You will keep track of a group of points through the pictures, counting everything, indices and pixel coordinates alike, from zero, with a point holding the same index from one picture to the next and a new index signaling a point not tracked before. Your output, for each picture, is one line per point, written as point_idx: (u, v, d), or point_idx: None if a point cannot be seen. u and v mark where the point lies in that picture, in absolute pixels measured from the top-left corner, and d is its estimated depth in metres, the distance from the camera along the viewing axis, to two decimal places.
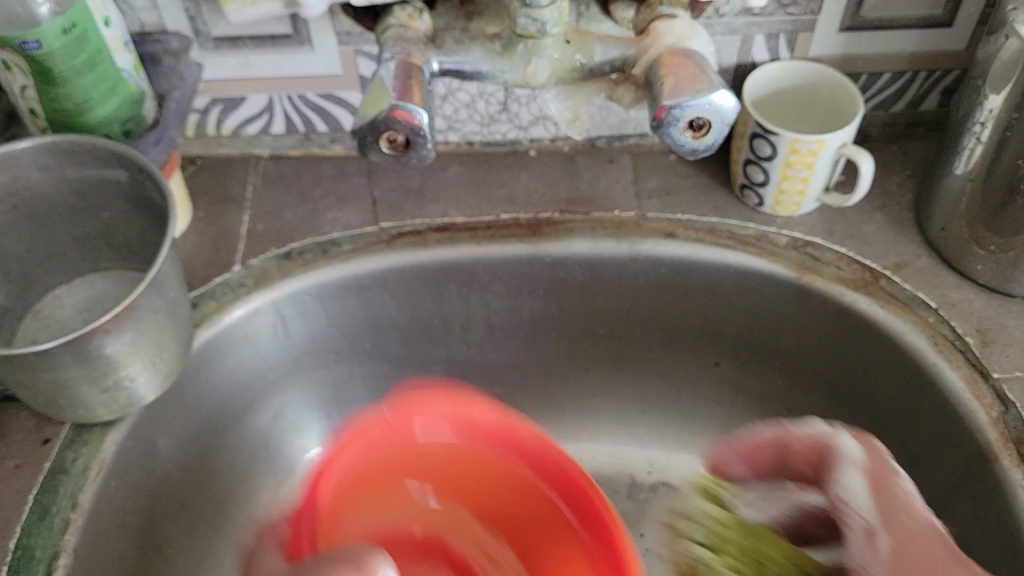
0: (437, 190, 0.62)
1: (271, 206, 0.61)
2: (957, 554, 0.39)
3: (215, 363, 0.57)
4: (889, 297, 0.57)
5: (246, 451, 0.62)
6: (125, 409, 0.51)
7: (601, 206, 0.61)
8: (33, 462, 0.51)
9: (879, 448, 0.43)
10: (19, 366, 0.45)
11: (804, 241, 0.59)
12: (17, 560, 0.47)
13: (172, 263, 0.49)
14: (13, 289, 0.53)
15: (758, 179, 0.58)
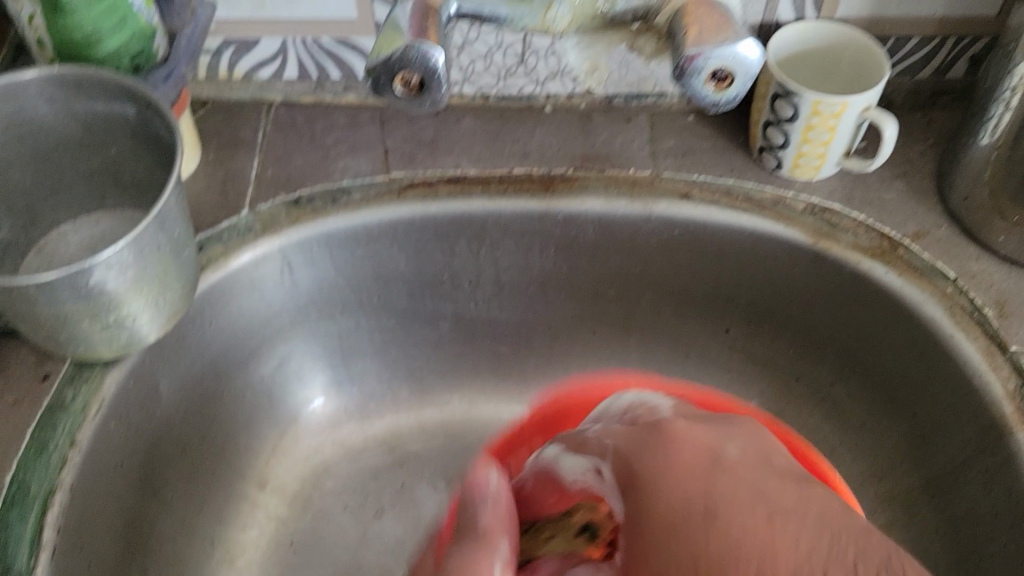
0: (450, 143, 0.61)
1: (282, 152, 0.60)
2: (655, 480, 0.40)
3: (219, 308, 0.57)
4: (907, 266, 0.55)
5: (247, 402, 0.61)
6: (126, 348, 0.51)
7: (617, 164, 0.60)
8: (32, 397, 0.50)
9: (592, 460, 0.48)
10: (17, 297, 0.44)
11: (821, 206, 0.58)
12: (11, 495, 0.47)
13: (178, 200, 0.48)
14: (16, 223, 0.52)
15: (777, 142, 0.57)
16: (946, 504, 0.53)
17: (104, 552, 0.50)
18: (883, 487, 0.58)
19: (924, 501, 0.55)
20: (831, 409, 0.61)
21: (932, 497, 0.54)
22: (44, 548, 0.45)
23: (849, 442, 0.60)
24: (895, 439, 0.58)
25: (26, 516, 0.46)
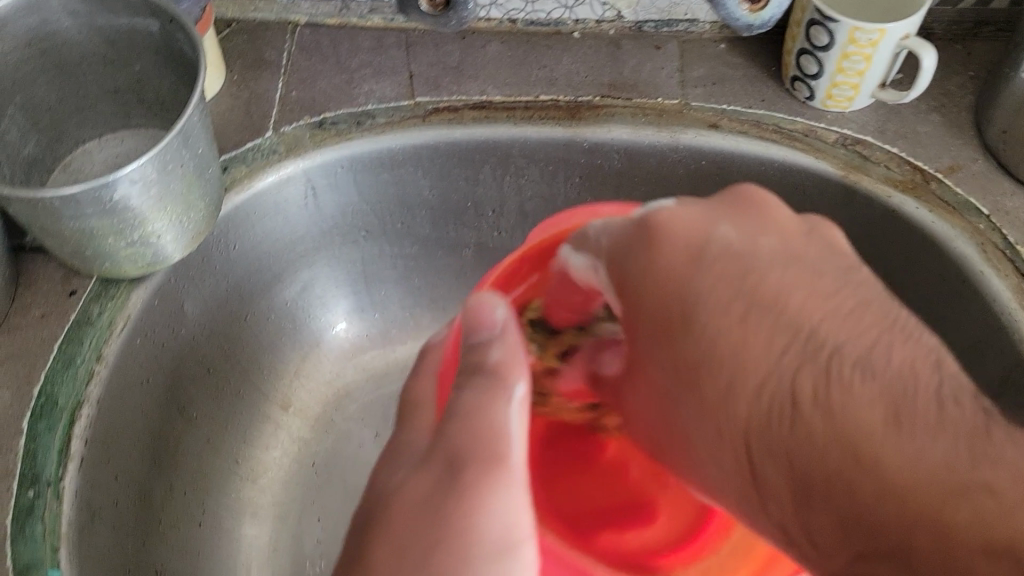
0: (476, 68, 0.60)
1: (306, 74, 0.60)
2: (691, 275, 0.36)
3: (243, 229, 0.57)
4: (939, 201, 0.54)
5: (270, 324, 0.62)
6: (151, 266, 0.51)
7: (645, 92, 0.59)
8: (59, 312, 0.51)
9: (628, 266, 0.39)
10: (43, 211, 0.44)
11: (853, 138, 0.57)
12: (39, 406, 0.47)
13: (201, 117, 0.48)
14: (42, 139, 0.52)
15: (811, 70, 0.56)
16: None
17: (130, 464, 0.51)
18: None
19: None
20: None
21: None
22: (72, 458, 0.46)
23: None
24: None
25: (54, 427, 0.47)
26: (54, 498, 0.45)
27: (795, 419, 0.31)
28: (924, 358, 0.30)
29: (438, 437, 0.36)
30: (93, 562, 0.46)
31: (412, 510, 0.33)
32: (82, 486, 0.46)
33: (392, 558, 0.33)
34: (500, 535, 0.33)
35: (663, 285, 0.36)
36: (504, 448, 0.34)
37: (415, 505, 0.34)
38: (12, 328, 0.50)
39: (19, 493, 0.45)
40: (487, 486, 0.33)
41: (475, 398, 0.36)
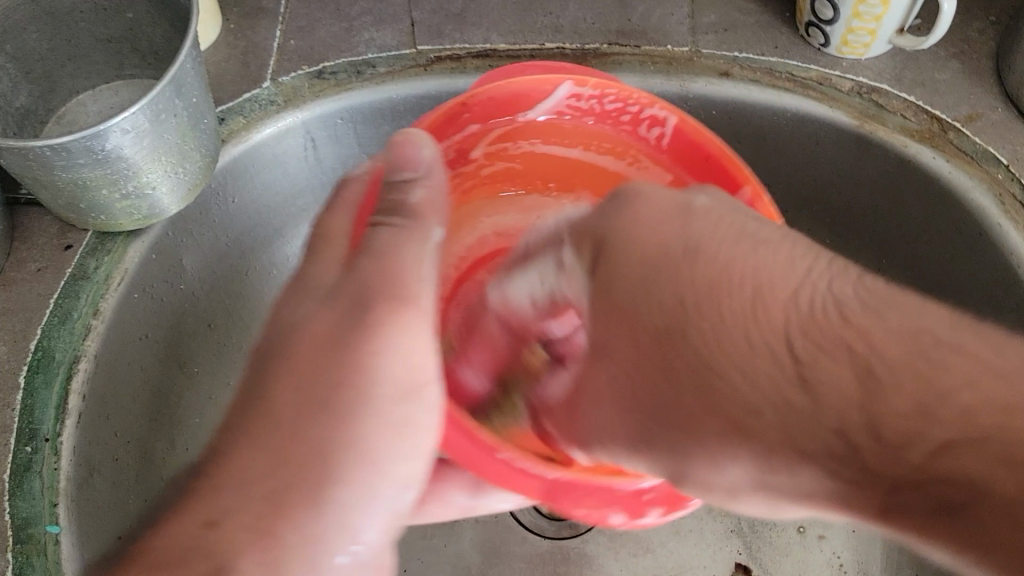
0: (480, 15, 0.58)
1: (304, 22, 0.58)
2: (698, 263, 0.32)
3: (242, 181, 0.56)
4: (958, 151, 0.53)
5: (274, 280, 0.61)
6: (147, 220, 0.50)
7: (654, 40, 0.57)
8: (55, 266, 0.50)
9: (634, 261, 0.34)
10: (34, 162, 0.43)
11: (869, 87, 0.55)
12: (37, 361, 0.47)
13: (195, 65, 0.47)
14: (35, 90, 0.51)
15: (826, 16, 0.53)
16: None
17: (130, 420, 0.50)
18: None
19: None
20: None
21: None
22: (70, 414, 0.46)
23: None
24: None
25: (52, 382, 0.46)
26: (52, 454, 0.44)
27: (684, 302, 0.31)
28: (938, 311, 0.26)
29: (349, 273, 0.37)
30: (93, 519, 0.45)
31: (314, 351, 0.34)
32: (81, 442, 0.46)
33: (298, 394, 0.34)
34: (395, 383, 0.35)
35: (651, 248, 0.33)
36: (409, 288, 0.36)
37: (318, 347, 0.35)
38: (7, 283, 0.49)
39: (17, 449, 0.44)
40: (387, 326, 0.35)
41: (387, 237, 0.37)
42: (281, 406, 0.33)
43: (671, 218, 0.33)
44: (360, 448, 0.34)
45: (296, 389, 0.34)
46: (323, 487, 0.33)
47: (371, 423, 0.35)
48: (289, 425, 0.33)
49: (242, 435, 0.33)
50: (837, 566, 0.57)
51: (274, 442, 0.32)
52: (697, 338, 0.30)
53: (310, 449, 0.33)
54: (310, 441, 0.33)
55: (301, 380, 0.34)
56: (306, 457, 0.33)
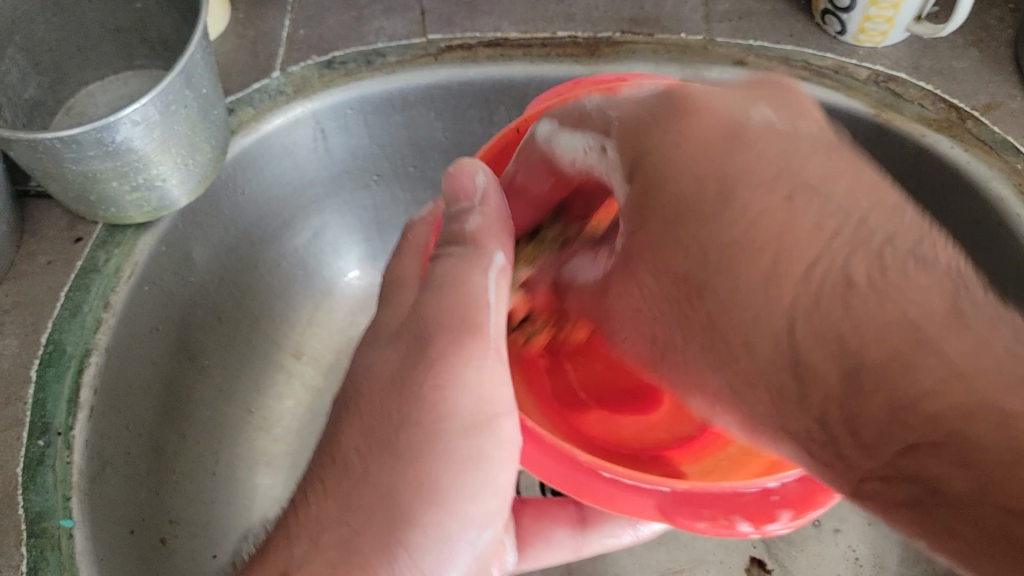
0: (491, 3, 0.58)
1: (314, 11, 0.57)
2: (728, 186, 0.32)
3: (252, 173, 0.55)
4: (975, 140, 0.52)
5: (282, 271, 0.61)
6: (157, 212, 0.50)
7: (667, 28, 0.56)
8: (65, 260, 0.49)
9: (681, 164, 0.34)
10: (44, 154, 0.42)
11: (885, 75, 0.54)
12: (48, 354, 0.47)
13: (205, 56, 0.46)
14: (44, 81, 0.51)
15: (843, 4, 0.53)
16: None
17: (143, 413, 0.50)
18: None
19: None
20: None
21: None
22: (82, 408, 0.45)
23: None
24: None
25: (64, 375, 0.46)
26: (65, 447, 0.44)
27: (850, 297, 0.28)
28: (928, 234, 0.30)
29: (413, 311, 0.38)
30: (106, 512, 0.45)
31: (381, 388, 0.36)
32: (93, 435, 0.46)
33: (364, 434, 0.35)
34: (464, 415, 0.35)
35: (707, 150, 0.33)
36: (478, 316, 0.37)
37: (384, 381, 0.36)
38: (17, 277, 0.49)
39: (30, 443, 0.44)
40: (453, 357, 0.35)
41: (447, 266, 0.39)
42: (349, 449, 0.35)
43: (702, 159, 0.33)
44: (432, 488, 0.34)
45: (357, 428, 0.35)
46: (399, 526, 0.33)
47: (442, 461, 0.34)
48: (389, 439, 0.34)
49: (361, 463, 0.34)
50: (853, 560, 0.57)
51: (370, 447, 0.34)
52: (844, 336, 0.28)
53: (376, 492, 0.33)
54: (375, 491, 0.33)
55: (391, 395, 0.35)
56: (383, 497, 0.33)
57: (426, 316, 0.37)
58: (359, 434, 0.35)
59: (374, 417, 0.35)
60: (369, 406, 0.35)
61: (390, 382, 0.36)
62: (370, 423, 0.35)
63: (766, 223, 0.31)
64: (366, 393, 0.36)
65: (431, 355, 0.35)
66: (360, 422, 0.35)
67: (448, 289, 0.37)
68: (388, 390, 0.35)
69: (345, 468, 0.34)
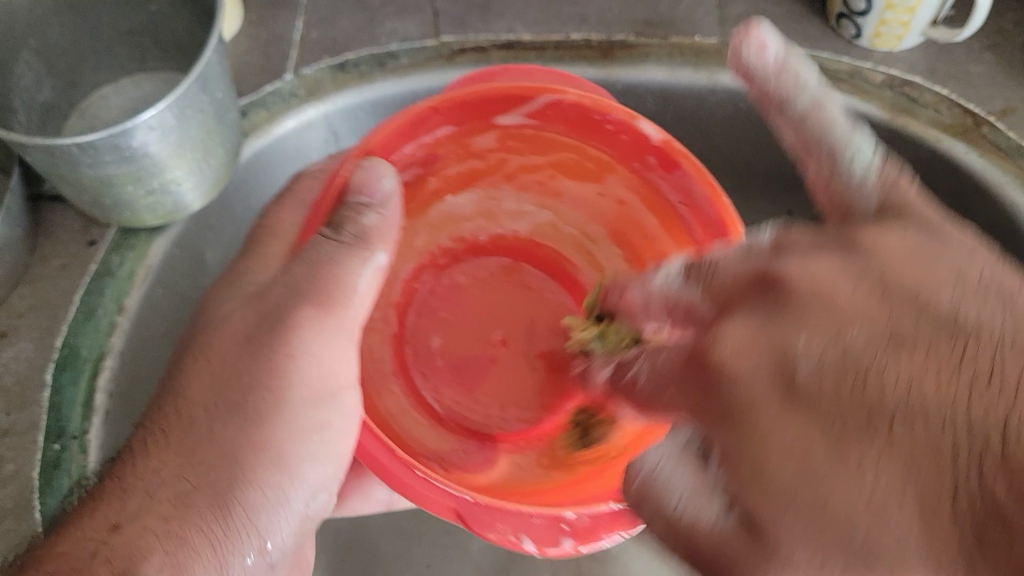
0: (504, 5, 0.57)
1: (326, 12, 0.57)
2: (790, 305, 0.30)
3: (263, 175, 0.55)
4: (991, 147, 0.52)
5: None
6: (171, 215, 0.50)
7: (681, 31, 0.56)
8: (79, 263, 0.50)
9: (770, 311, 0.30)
10: (61, 160, 0.42)
11: (901, 80, 0.54)
12: (64, 359, 0.46)
13: (220, 60, 0.46)
14: (57, 84, 0.51)
15: (858, 7, 0.52)
16: None
17: None
18: None
19: None
20: None
21: None
22: (97, 412, 0.45)
23: None
24: None
25: (79, 379, 0.46)
26: (80, 451, 0.44)
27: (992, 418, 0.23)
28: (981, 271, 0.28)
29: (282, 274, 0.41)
30: None
31: (229, 347, 0.39)
32: (108, 438, 0.46)
33: (209, 387, 0.38)
34: (311, 387, 0.40)
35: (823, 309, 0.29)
36: (341, 297, 0.41)
37: (236, 338, 0.40)
38: (32, 280, 0.49)
39: (45, 446, 0.44)
40: (306, 329, 0.39)
41: (331, 252, 0.40)
42: (192, 403, 0.38)
43: (769, 333, 0.29)
44: (274, 452, 0.39)
45: (208, 382, 0.39)
46: (232, 483, 0.37)
47: (287, 428, 0.39)
48: (240, 393, 0.38)
49: (216, 414, 0.38)
50: None
51: (229, 404, 0.38)
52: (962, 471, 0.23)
53: (222, 452, 0.37)
54: (222, 449, 0.37)
55: (249, 355, 0.39)
56: (218, 457, 0.37)
57: (302, 290, 0.40)
58: (205, 387, 0.38)
59: (219, 372, 0.39)
60: (223, 355, 0.39)
61: (238, 341, 0.39)
62: (213, 375, 0.39)
63: (890, 383, 0.26)
64: (214, 339, 0.40)
65: (291, 328, 0.39)
66: (204, 373, 0.39)
67: (315, 270, 0.40)
68: (221, 342, 0.40)
69: (170, 413, 0.38)
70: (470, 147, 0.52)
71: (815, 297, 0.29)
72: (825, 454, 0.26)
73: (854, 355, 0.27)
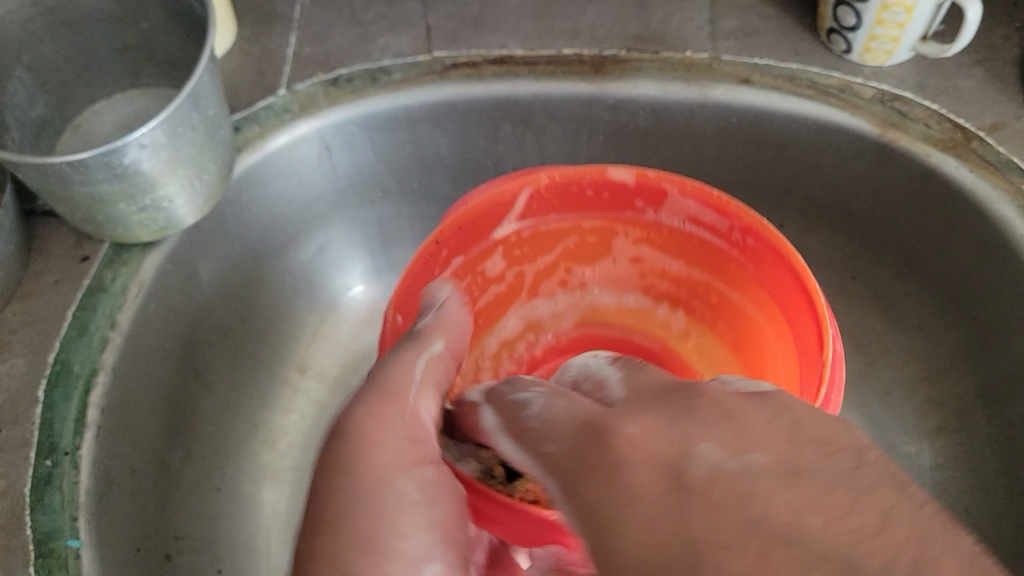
0: (497, 20, 0.58)
1: (320, 28, 0.57)
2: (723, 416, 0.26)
3: (256, 190, 0.56)
4: (981, 161, 0.52)
5: (287, 284, 0.61)
6: (164, 231, 0.50)
7: (672, 46, 0.56)
8: (72, 278, 0.50)
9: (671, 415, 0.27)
10: (52, 177, 0.43)
11: (891, 94, 0.54)
12: (56, 374, 0.47)
13: (212, 78, 0.46)
14: (51, 100, 0.51)
15: (849, 23, 0.53)
16: (1002, 411, 0.52)
17: (148, 431, 0.50)
18: (935, 390, 0.56)
19: (976, 409, 0.54)
20: (886, 308, 0.59)
21: (984, 406, 0.53)
22: (89, 427, 0.46)
23: (904, 343, 0.58)
24: (952, 340, 0.55)
25: (71, 395, 0.46)
26: (71, 467, 0.44)
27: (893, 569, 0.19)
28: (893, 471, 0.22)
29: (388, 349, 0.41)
30: (113, 531, 0.45)
31: (363, 406, 0.37)
32: (99, 454, 0.46)
33: (340, 440, 0.36)
34: (431, 449, 0.37)
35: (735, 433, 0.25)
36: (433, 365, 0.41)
37: (375, 390, 0.38)
38: (25, 296, 0.49)
39: (37, 462, 0.44)
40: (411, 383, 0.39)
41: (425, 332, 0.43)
42: (328, 455, 0.36)
43: (671, 439, 0.25)
44: (421, 515, 0.35)
45: (336, 434, 0.36)
46: (389, 542, 0.33)
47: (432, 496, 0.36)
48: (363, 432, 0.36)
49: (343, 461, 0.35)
50: None
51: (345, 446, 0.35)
52: None
53: (380, 508, 0.34)
54: (355, 522, 0.33)
55: (365, 408, 0.37)
56: (372, 516, 0.33)
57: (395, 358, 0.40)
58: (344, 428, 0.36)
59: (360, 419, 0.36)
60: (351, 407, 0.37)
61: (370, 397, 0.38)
62: (367, 426, 0.36)
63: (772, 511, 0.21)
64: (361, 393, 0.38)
65: (407, 385, 0.39)
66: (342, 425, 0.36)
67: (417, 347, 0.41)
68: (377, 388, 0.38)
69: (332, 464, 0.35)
70: (483, 271, 0.54)
71: (710, 449, 0.24)
72: (786, 520, 0.21)
73: (791, 467, 0.22)
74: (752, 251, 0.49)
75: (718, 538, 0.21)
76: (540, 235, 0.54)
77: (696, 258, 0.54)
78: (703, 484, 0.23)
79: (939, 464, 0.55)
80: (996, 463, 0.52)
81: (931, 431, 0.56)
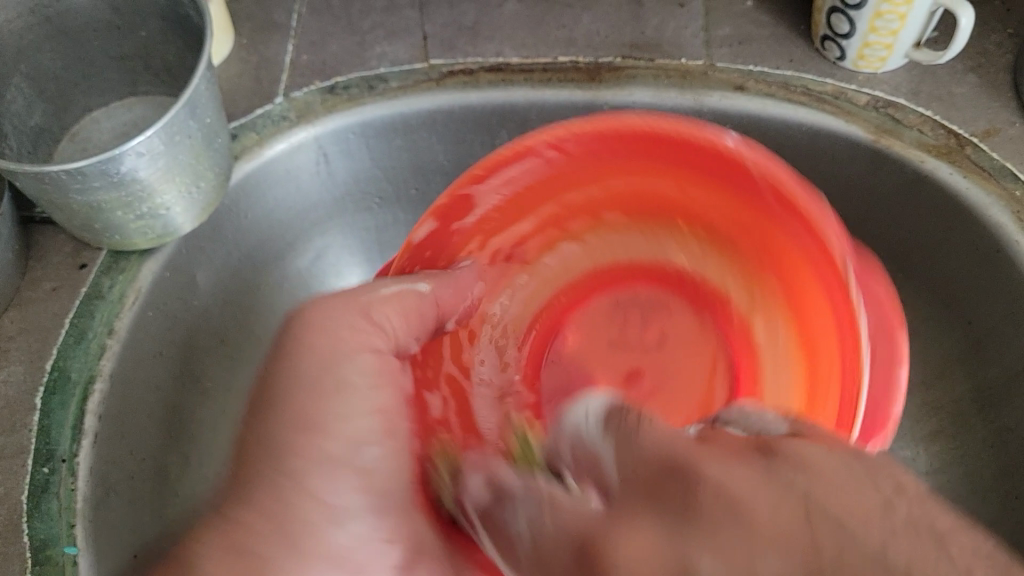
0: (493, 28, 0.58)
1: (316, 36, 0.58)
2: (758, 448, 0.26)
3: (254, 198, 0.56)
4: (974, 167, 0.52)
5: (285, 293, 0.61)
6: (161, 239, 0.50)
7: (667, 53, 0.57)
8: (70, 286, 0.50)
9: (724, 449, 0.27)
10: (50, 186, 0.43)
11: (885, 101, 0.54)
12: (53, 382, 0.47)
13: (209, 86, 0.47)
14: (49, 108, 0.51)
15: (842, 30, 0.53)
16: (996, 416, 0.52)
17: (145, 438, 0.50)
18: (931, 395, 0.56)
19: (971, 413, 0.54)
20: None
21: (979, 410, 0.53)
22: (86, 434, 0.46)
23: None
24: (947, 345, 0.55)
25: (68, 402, 0.46)
26: (69, 475, 0.44)
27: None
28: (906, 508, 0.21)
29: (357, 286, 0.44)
30: (110, 538, 0.45)
31: (283, 343, 0.41)
32: (97, 461, 0.46)
33: (274, 384, 0.40)
34: (349, 371, 0.41)
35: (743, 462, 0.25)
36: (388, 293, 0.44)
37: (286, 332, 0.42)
38: (22, 303, 0.49)
39: (34, 470, 0.44)
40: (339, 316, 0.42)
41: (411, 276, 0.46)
42: (269, 394, 0.40)
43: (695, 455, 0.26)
44: (326, 427, 0.39)
45: (265, 377, 0.41)
46: (295, 457, 0.38)
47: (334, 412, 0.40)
48: (291, 374, 0.40)
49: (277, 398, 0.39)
50: None
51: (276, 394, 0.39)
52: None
53: (271, 454, 0.38)
54: (288, 421, 0.39)
55: (295, 343, 0.41)
56: (306, 422, 0.39)
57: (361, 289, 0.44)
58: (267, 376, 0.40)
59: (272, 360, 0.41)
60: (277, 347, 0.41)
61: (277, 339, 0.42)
62: (277, 372, 0.40)
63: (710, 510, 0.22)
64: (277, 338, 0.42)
65: (339, 309, 0.42)
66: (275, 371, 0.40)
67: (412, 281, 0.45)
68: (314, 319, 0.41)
69: (262, 404, 0.39)
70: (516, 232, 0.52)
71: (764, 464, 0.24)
72: (784, 526, 0.21)
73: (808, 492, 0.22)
74: (772, 196, 0.45)
75: (741, 533, 0.21)
76: (614, 180, 0.51)
77: (737, 200, 0.48)
78: (727, 490, 0.23)
79: (935, 468, 0.55)
80: (991, 468, 0.52)
81: (927, 436, 0.56)
